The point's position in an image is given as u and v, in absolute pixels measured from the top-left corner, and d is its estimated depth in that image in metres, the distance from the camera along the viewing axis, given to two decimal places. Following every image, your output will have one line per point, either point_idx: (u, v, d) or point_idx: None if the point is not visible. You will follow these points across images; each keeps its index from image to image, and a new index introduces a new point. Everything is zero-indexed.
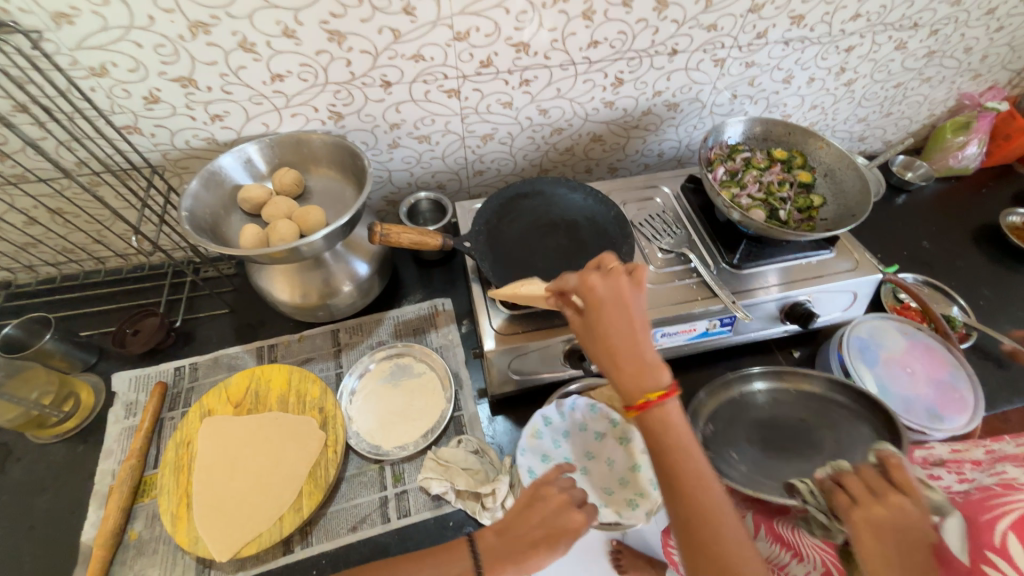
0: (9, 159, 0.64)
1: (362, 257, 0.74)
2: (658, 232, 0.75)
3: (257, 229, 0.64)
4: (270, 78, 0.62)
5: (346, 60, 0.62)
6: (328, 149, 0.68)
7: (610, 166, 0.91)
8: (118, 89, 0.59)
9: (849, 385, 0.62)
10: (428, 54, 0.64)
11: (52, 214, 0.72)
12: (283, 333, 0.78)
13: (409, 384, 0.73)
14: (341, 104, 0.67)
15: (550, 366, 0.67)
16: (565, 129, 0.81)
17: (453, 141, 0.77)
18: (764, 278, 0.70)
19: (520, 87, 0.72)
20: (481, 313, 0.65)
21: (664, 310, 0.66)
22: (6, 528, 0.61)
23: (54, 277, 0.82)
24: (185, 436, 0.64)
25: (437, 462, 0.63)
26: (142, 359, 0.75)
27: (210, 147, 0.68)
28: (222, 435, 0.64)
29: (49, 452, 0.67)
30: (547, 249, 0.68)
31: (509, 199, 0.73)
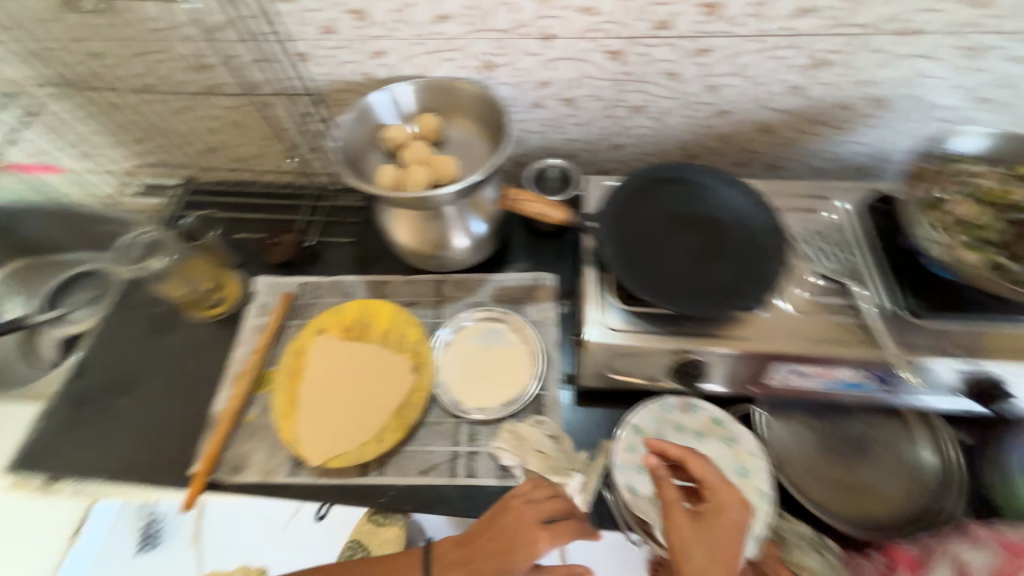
0: (209, 71, 0.71)
1: (481, 216, 0.72)
2: (820, 253, 0.63)
3: (393, 170, 0.65)
4: (435, 19, 0.61)
5: (513, 6, 0.58)
6: (471, 99, 0.66)
7: (769, 164, 0.78)
8: (301, 16, 0.62)
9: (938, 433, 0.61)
10: (601, 7, 0.57)
11: (232, 125, 0.81)
12: (394, 273, 0.82)
13: (498, 351, 0.72)
14: (495, 54, 0.64)
15: (652, 375, 0.61)
16: (730, 112, 0.70)
17: (599, 108, 0.71)
18: (953, 338, 0.55)
19: (693, 57, 0.62)
20: (591, 301, 0.61)
21: (806, 348, 0.56)
22: (163, 382, 0.74)
23: (224, 182, 0.94)
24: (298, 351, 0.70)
25: (513, 436, 0.62)
26: (278, 269, 0.84)
27: (366, 83, 0.70)
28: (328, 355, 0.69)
29: (199, 329, 0.78)
30: (678, 245, 0.60)
31: (647, 181, 0.65)
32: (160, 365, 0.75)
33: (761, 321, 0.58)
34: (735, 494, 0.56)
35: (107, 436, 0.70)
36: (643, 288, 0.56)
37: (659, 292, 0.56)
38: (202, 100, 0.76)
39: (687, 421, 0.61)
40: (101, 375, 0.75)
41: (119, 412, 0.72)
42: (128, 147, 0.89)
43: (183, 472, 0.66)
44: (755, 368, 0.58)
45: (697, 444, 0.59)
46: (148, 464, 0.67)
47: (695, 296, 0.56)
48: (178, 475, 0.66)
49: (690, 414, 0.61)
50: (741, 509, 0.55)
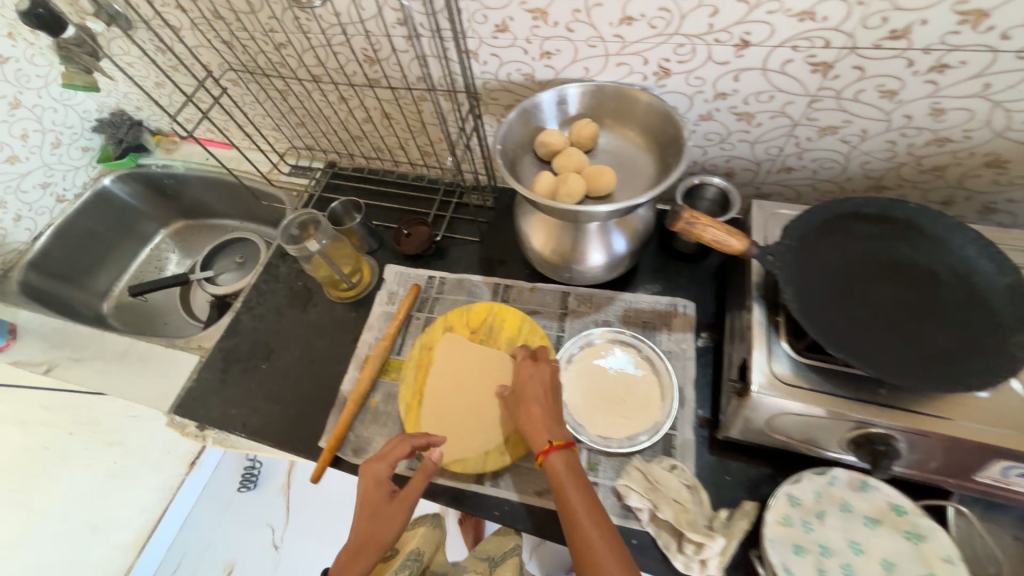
0: (375, 64, 0.73)
1: (625, 233, 0.68)
2: None
3: (548, 177, 0.62)
4: (620, 20, 0.56)
5: (714, 9, 0.52)
6: (640, 108, 0.62)
7: (982, 206, 0.65)
8: (480, 14, 0.61)
9: None
10: (823, 12, 0.49)
11: (383, 117, 0.84)
12: (519, 278, 0.81)
13: (627, 377, 0.67)
14: (675, 60, 0.59)
15: (818, 439, 0.53)
16: (953, 142, 0.58)
17: (780, 126, 0.63)
18: None
19: (925, 74, 0.52)
20: (757, 344, 0.54)
21: None
22: (298, 355, 0.78)
23: (363, 168, 0.98)
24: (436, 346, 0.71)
25: (644, 477, 0.57)
26: (408, 259, 0.86)
27: (526, 84, 0.69)
28: (455, 355, 0.69)
29: (333, 309, 0.82)
30: (877, 296, 0.51)
31: (837, 215, 0.56)
32: (297, 338, 0.80)
33: (982, 402, 0.48)
34: None
35: (249, 397, 0.75)
36: (834, 342, 0.48)
37: (856, 348, 0.48)
38: (362, 91, 0.79)
39: (857, 501, 0.52)
40: (247, 338, 0.82)
41: (260, 376, 0.77)
42: (286, 130, 0.96)
43: (311, 445, 0.70)
44: (965, 458, 0.48)
45: (866, 530, 0.50)
46: (281, 431, 0.72)
47: (904, 361, 0.47)
48: (307, 447, 0.70)
49: (861, 493, 0.52)
50: None
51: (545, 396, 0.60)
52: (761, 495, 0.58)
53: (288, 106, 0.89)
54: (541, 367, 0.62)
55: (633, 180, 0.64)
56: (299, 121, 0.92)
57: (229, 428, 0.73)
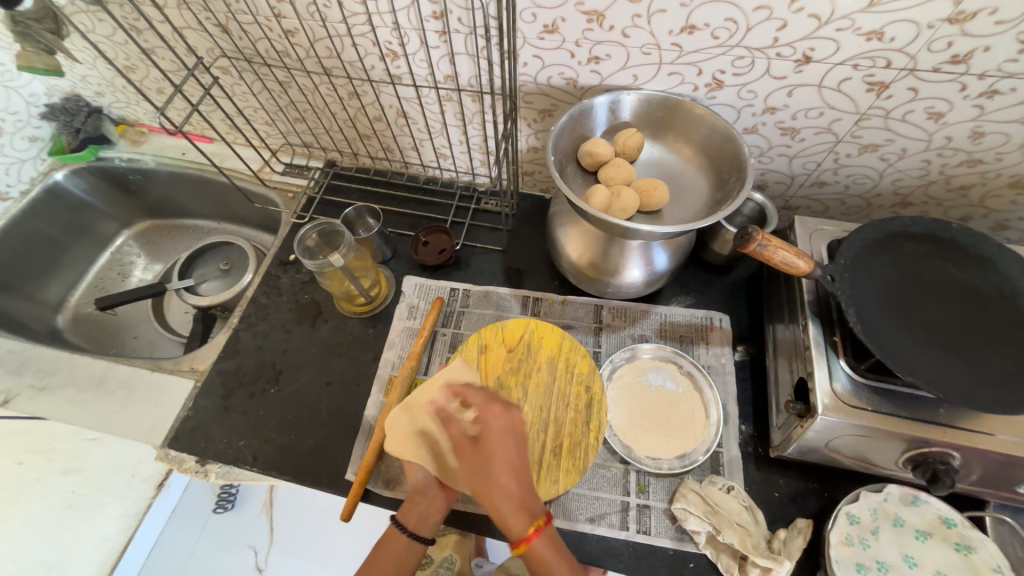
0: (399, 60, 0.67)
1: (667, 249, 0.66)
2: None
3: (600, 190, 0.59)
4: (681, 28, 0.54)
5: (782, 23, 0.50)
6: (694, 121, 0.60)
7: (997, 223, 0.68)
8: (528, 12, 0.56)
9: None
10: (891, 33, 0.49)
11: (399, 115, 0.77)
12: (548, 290, 0.77)
13: (671, 395, 0.66)
14: (731, 72, 0.57)
15: (873, 457, 0.54)
16: (985, 164, 0.60)
17: (823, 143, 0.63)
18: None
19: (976, 99, 0.53)
20: (818, 364, 0.54)
21: None
22: (312, 377, 0.72)
23: (368, 169, 0.91)
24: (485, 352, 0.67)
25: (702, 499, 0.57)
26: (426, 270, 0.80)
27: (566, 88, 0.65)
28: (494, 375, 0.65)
29: (347, 325, 0.76)
30: (932, 319, 0.52)
31: (889, 234, 0.57)
32: (309, 358, 0.73)
33: None
34: None
35: (258, 426, 0.68)
36: (902, 367, 0.48)
37: (922, 371, 0.49)
38: (379, 86, 0.72)
39: (908, 516, 0.54)
40: (249, 359, 0.74)
41: (270, 402, 0.70)
42: (282, 125, 0.87)
43: (336, 477, 0.64)
44: (1014, 473, 0.50)
45: (919, 543, 0.52)
46: (299, 463, 0.65)
47: (968, 387, 0.48)
48: (331, 480, 0.64)
49: (912, 508, 0.54)
50: None
51: (514, 449, 0.51)
52: (810, 511, 0.59)
53: (287, 99, 0.80)
54: (507, 412, 0.53)
55: (682, 195, 0.62)
56: (298, 116, 0.83)
57: (238, 461, 0.66)
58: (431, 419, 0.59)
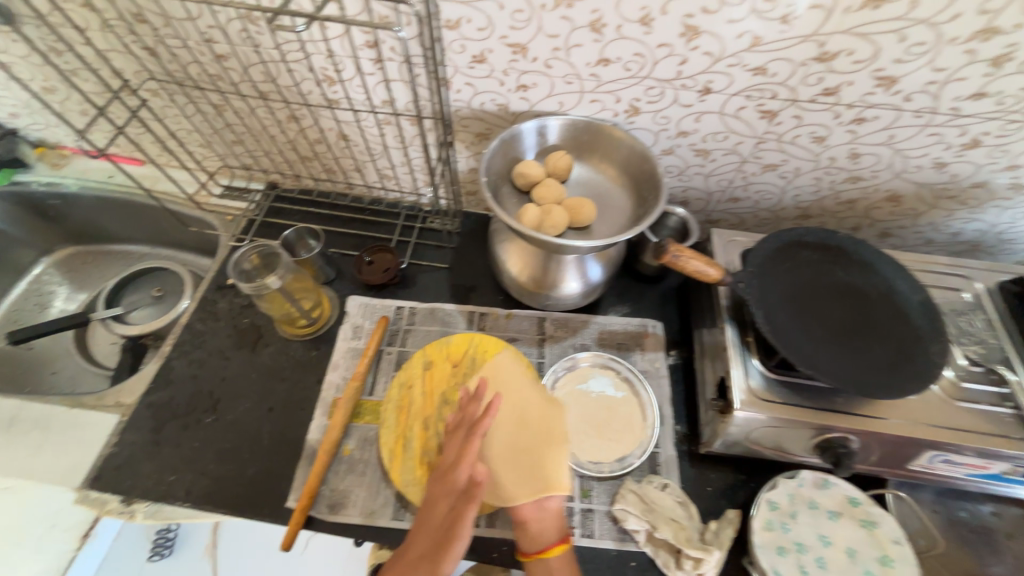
0: (337, 85, 0.68)
1: (600, 262, 0.70)
2: (962, 332, 0.61)
3: (532, 209, 0.63)
4: (597, 61, 0.59)
5: (682, 58, 0.57)
6: (616, 144, 0.65)
7: (881, 231, 0.78)
8: (457, 44, 0.60)
9: None
10: (773, 69, 0.56)
11: (340, 138, 0.78)
12: (493, 305, 0.79)
13: (610, 400, 0.69)
14: (645, 100, 0.63)
15: (787, 446, 0.59)
16: (864, 180, 0.69)
17: (731, 162, 0.70)
18: None
19: (848, 125, 0.61)
20: (734, 363, 0.59)
21: (961, 436, 0.54)
22: (251, 403, 0.70)
23: (312, 190, 0.91)
24: (438, 363, 0.68)
25: (639, 498, 0.60)
26: (371, 289, 0.80)
27: (500, 113, 0.69)
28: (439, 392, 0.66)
29: (290, 347, 0.75)
30: (831, 317, 0.59)
31: (788, 243, 0.64)
32: (249, 384, 0.71)
33: (912, 403, 0.56)
34: None
35: (192, 459, 0.65)
36: (804, 360, 0.53)
37: (818, 362, 0.54)
38: (317, 110, 0.73)
39: (820, 498, 0.59)
40: (183, 389, 0.71)
41: (205, 433, 0.67)
42: (219, 148, 0.85)
43: (277, 506, 0.62)
44: (902, 451, 0.56)
45: (830, 523, 0.57)
46: (237, 495, 0.63)
47: (859, 374, 0.54)
48: (272, 509, 0.62)
49: (823, 490, 0.59)
50: None
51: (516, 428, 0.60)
52: (738, 501, 0.63)
53: (223, 122, 0.79)
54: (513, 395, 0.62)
55: (609, 212, 0.67)
56: (236, 139, 0.83)
57: (169, 498, 0.62)
58: (451, 488, 0.53)
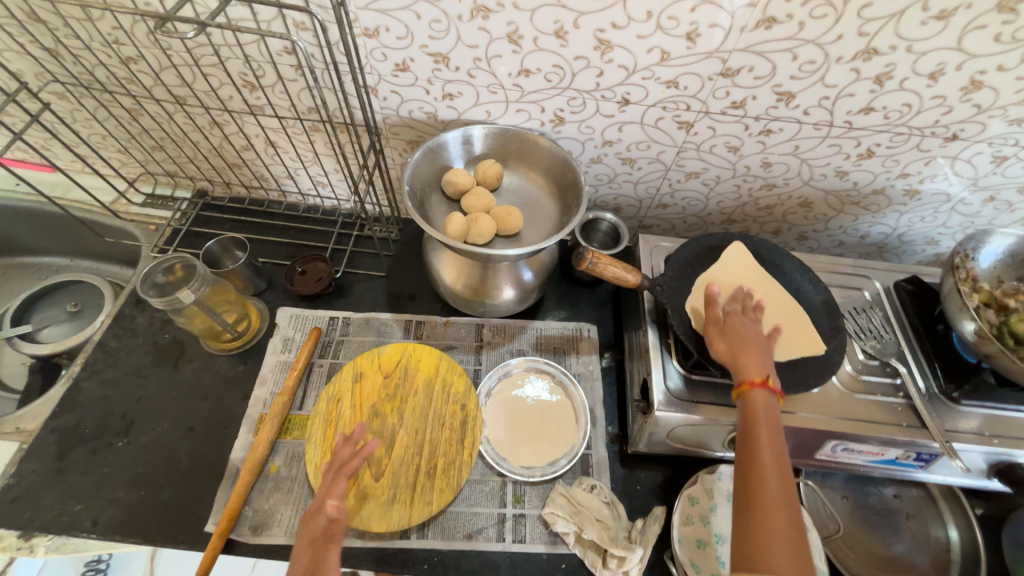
0: (258, 91, 0.66)
1: (533, 267, 0.71)
2: (863, 329, 0.66)
3: (459, 217, 0.63)
4: (518, 72, 0.60)
5: (599, 71, 0.58)
6: (543, 152, 0.66)
7: (799, 235, 0.82)
8: (378, 52, 0.59)
9: (955, 506, 0.65)
10: (684, 83, 0.59)
11: (267, 144, 0.76)
12: (431, 313, 0.79)
13: (544, 404, 0.70)
14: (569, 111, 0.64)
15: (707, 443, 0.62)
16: (778, 187, 0.73)
17: (656, 170, 0.73)
18: (976, 425, 0.59)
19: (757, 136, 0.64)
20: (654, 365, 0.61)
21: (859, 427, 0.58)
22: (170, 424, 0.66)
23: (242, 198, 0.87)
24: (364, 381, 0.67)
25: (568, 501, 0.61)
26: (304, 300, 0.78)
27: (428, 121, 0.68)
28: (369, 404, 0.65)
29: (215, 363, 0.71)
30: None
31: (707, 248, 0.67)
32: (168, 403, 0.68)
33: (817, 397, 0.60)
34: None
35: (101, 486, 0.61)
36: (714, 361, 0.56)
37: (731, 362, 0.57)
38: (240, 117, 0.71)
39: None
40: (94, 411, 0.66)
41: (118, 457, 0.63)
42: (137, 154, 0.81)
43: (195, 531, 0.59)
44: (809, 443, 0.60)
45: None
46: (151, 522, 0.59)
47: None
48: (190, 535, 0.59)
49: None
50: None
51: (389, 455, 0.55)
52: (665, 499, 0.65)
53: (139, 127, 0.75)
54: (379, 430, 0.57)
55: (538, 220, 0.68)
56: (155, 145, 0.78)
57: (74, 530, 0.58)
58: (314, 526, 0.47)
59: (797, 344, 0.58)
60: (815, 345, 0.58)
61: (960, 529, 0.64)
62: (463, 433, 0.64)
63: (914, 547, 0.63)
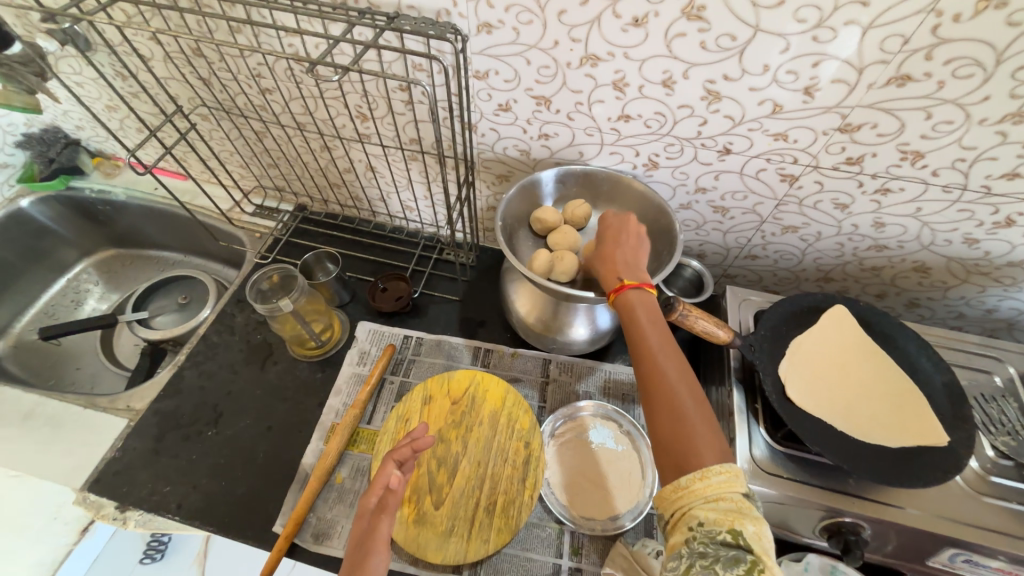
0: (369, 122, 0.72)
1: (609, 309, 0.68)
2: (992, 420, 0.57)
3: (543, 254, 0.63)
4: (617, 116, 0.60)
5: (702, 120, 0.57)
6: (634, 196, 0.66)
7: (908, 301, 0.74)
8: (484, 92, 0.62)
9: None
10: (794, 136, 0.56)
11: (368, 169, 0.82)
12: (500, 342, 0.79)
13: (610, 454, 0.67)
14: (664, 156, 0.63)
15: (794, 525, 0.56)
16: (889, 249, 0.67)
17: (750, 221, 0.69)
18: None
19: (872, 194, 0.60)
20: (738, 430, 0.57)
21: (986, 537, 0.49)
22: (253, 420, 0.71)
23: (337, 215, 0.94)
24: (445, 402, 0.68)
25: (627, 559, 0.58)
26: (381, 316, 0.81)
27: (520, 158, 0.70)
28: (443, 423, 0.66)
29: (297, 367, 0.76)
30: (845, 392, 0.55)
31: (803, 308, 0.62)
32: (252, 401, 0.73)
33: (931, 493, 0.52)
34: None
35: (188, 471, 0.66)
36: (811, 437, 0.51)
37: (835, 445, 0.51)
38: (349, 144, 0.77)
39: None
40: (190, 399, 0.72)
41: (204, 446, 0.68)
42: (255, 169, 0.90)
43: (263, 529, 0.62)
44: (921, 546, 0.52)
45: None
46: (226, 513, 0.63)
47: (872, 459, 0.51)
48: (258, 531, 0.62)
49: None
50: None
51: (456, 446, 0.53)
52: None
53: (262, 147, 0.84)
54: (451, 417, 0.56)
55: None
56: (272, 162, 0.87)
57: (161, 509, 0.63)
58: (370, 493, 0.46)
59: (914, 433, 0.52)
60: (937, 435, 0.52)
61: None
62: (527, 474, 0.63)
63: None
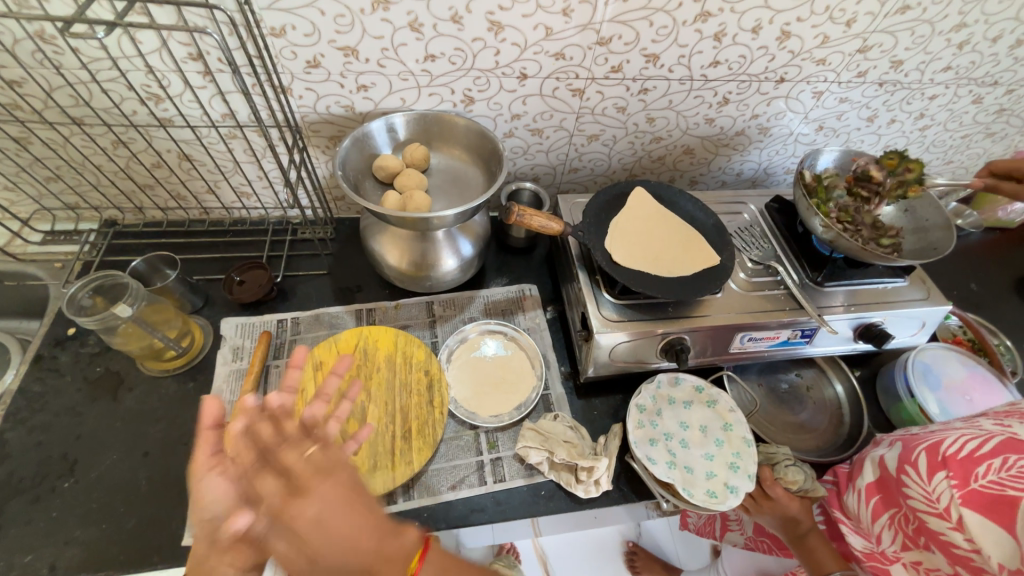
0: (165, 102, 0.66)
1: (469, 237, 0.76)
2: (747, 243, 0.80)
3: (394, 197, 0.68)
4: (424, 57, 0.66)
5: (496, 50, 0.66)
6: (465, 132, 0.73)
7: (690, 180, 0.96)
8: (287, 51, 0.62)
9: (840, 372, 0.80)
10: (569, 54, 0.68)
11: (182, 159, 0.75)
12: (380, 299, 0.82)
13: (500, 358, 0.76)
14: (476, 90, 0.71)
15: (645, 358, 0.72)
16: (664, 139, 0.85)
17: (562, 137, 0.82)
18: (834, 299, 0.74)
19: (638, 95, 0.76)
20: (589, 299, 0.70)
21: (754, 316, 0.70)
22: (121, 453, 0.63)
23: (159, 221, 0.84)
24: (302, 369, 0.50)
25: (536, 433, 0.67)
26: (246, 308, 0.77)
27: (347, 115, 0.72)
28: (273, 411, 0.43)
29: (160, 385, 0.69)
30: (650, 247, 0.71)
31: (613, 196, 0.78)
32: (114, 434, 0.64)
33: (720, 301, 0.72)
34: (725, 445, 0.66)
35: (52, 531, 0.57)
36: (636, 284, 0.66)
37: (657, 286, 0.67)
38: (147, 131, 0.69)
39: (675, 393, 0.72)
40: (26, 459, 0.61)
41: (64, 499, 0.59)
42: (29, 188, 0.76)
43: (171, 550, 0.57)
44: (722, 339, 0.71)
45: (686, 410, 0.70)
46: (118, 551, 0.57)
47: (679, 288, 0.68)
48: (164, 554, 0.57)
49: (676, 386, 0.73)
50: (732, 456, 0.66)
51: (348, 500, 0.39)
52: (620, 417, 0.74)
53: (30, 157, 0.71)
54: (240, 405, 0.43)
55: (466, 191, 0.74)
56: (51, 174, 0.74)
57: None
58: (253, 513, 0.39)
59: (698, 259, 0.71)
60: (711, 256, 0.71)
61: (847, 388, 0.78)
62: (437, 400, 0.69)
63: (817, 413, 0.77)
